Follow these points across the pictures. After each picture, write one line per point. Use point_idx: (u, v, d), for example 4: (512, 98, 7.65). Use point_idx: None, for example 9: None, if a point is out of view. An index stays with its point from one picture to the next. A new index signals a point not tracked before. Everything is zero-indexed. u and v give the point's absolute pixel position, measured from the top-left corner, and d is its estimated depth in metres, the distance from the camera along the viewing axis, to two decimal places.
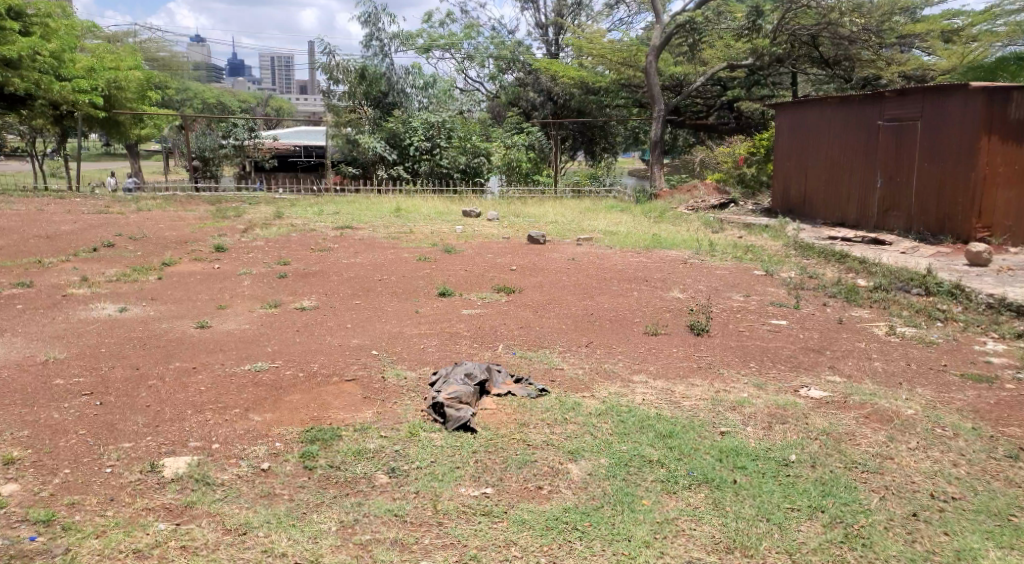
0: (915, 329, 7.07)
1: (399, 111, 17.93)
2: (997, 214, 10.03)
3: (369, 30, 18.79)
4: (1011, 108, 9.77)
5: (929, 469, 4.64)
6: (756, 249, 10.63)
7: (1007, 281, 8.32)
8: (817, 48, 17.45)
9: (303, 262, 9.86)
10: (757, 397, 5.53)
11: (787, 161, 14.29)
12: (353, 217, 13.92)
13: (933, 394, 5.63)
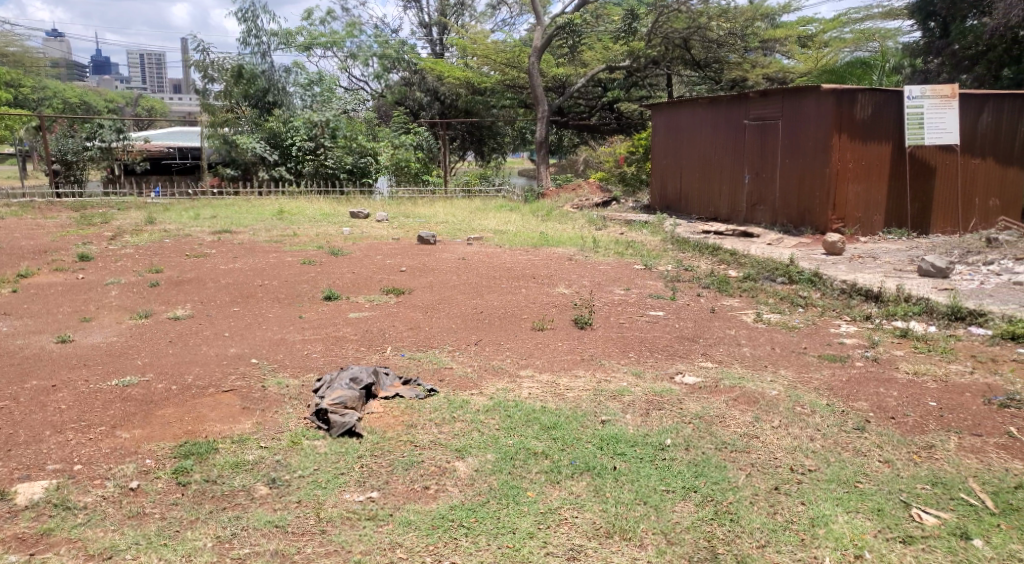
0: (780, 315, 7.56)
1: (280, 110, 17.43)
2: (849, 206, 10.75)
3: (247, 26, 18.14)
4: (857, 109, 10.49)
5: (789, 445, 4.93)
6: (636, 245, 11.01)
7: (859, 268, 9.00)
8: (690, 50, 17.91)
9: (178, 270, 9.46)
10: (636, 386, 5.77)
11: (663, 159, 14.83)
12: (232, 221, 13.46)
13: (795, 375, 6.03)
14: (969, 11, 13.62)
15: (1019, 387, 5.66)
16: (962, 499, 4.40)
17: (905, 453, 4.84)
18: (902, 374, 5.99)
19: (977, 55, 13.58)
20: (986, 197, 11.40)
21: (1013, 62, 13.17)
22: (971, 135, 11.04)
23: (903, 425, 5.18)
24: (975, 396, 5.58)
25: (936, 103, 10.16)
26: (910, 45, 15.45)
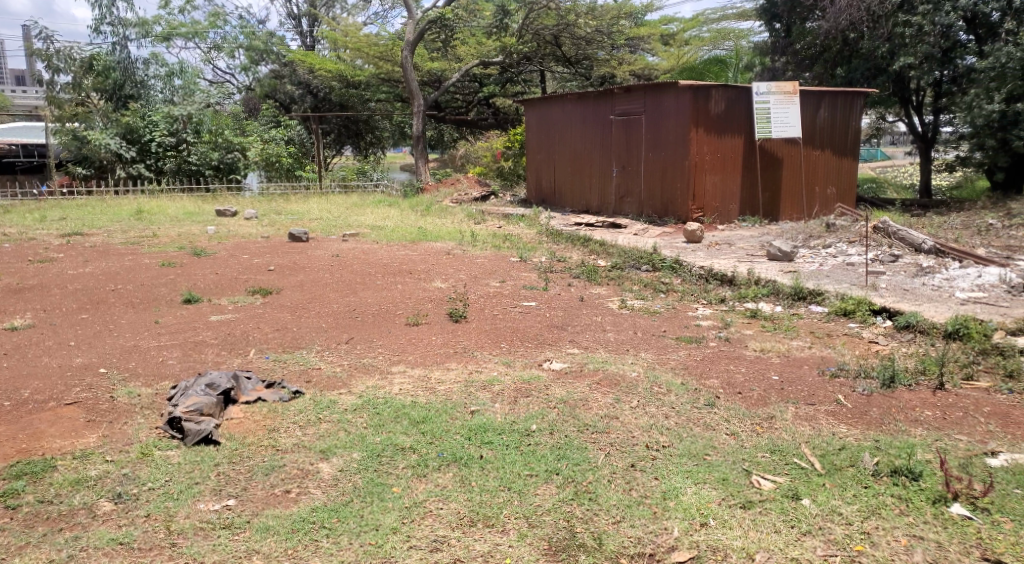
0: (643, 301, 7.10)
1: (136, 104, 16.17)
2: (708, 197, 10.92)
3: (100, 12, 16.80)
4: (712, 104, 10.68)
5: (645, 424, 4.39)
6: (513, 238, 10.64)
7: (717, 254, 8.92)
8: (560, 47, 17.87)
9: (19, 277, 8.61)
10: (505, 374, 5.10)
11: (536, 152, 14.68)
12: (84, 222, 12.48)
13: (653, 356, 5.47)
14: (808, 13, 14.20)
15: (849, 357, 5.31)
16: (795, 463, 4.00)
17: (748, 425, 4.38)
18: (749, 352, 5.51)
19: (816, 55, 14.40)
20: (826, 186, 11.95)
21: (844, 62, 13.82)
22: (810, 128, 11.50)
23: (747, 400, 4.69)
24: (812, 368, 5.15)
25: (780, 99, 10.65)
26: (761, 44, 16.01)
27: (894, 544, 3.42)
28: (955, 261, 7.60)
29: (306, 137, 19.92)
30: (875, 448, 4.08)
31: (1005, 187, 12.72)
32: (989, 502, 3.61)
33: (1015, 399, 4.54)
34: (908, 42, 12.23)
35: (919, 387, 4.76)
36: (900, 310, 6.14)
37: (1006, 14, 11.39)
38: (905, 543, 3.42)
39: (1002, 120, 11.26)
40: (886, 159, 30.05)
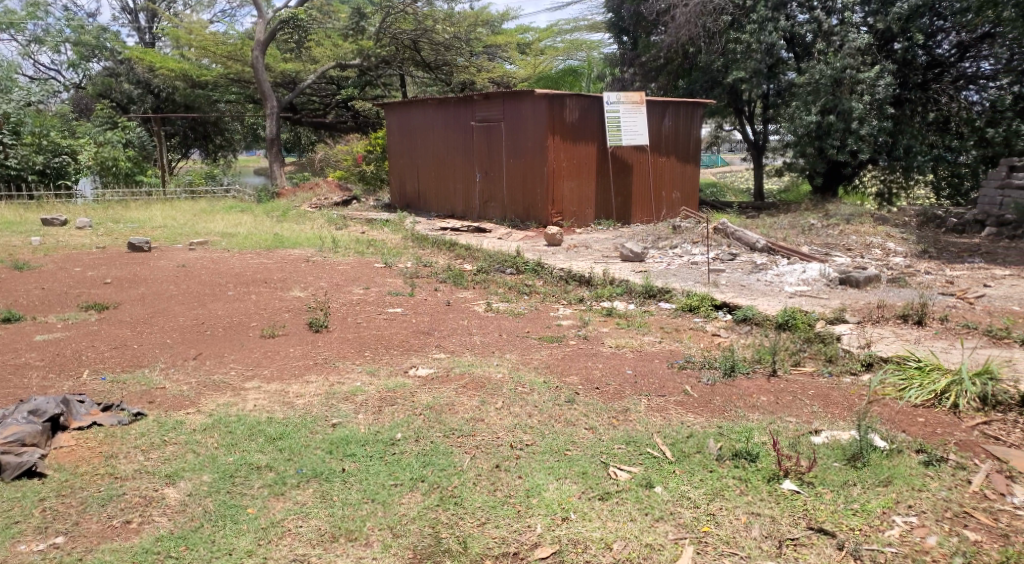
0: (508, 303, 7.26)
1: None
2: (566, 201, 11.26)
3: None
4: (566, 112, 11.01)
5: (510, 423, 4.41)
6: (376, 243, 10.54)
7: (576, 256, 9.19)
8: (419, 52, 17.69)
9: None
10: (369, 384, 5.05)
11: (397, 157, 14.60)
12: None
13: (518, 357, 5.57)
14: (652, 27, 14.85)
15: (695, 350, 5.65)
16: (648, 453, 4.05)
17: (606, 419, 4.45)
18: (606, 349, 5.75)
19: (661, 66, 14.94)
20: (672, 190, 12.64)
21: (686, 73, 14.71)
22: (657, 135, 12.11)
23: (605, 394, 4.81)
24: (663, 361, 5.39)
25: (629, 108, 11.16)
26: (611, 55, 16.63)
27: (736, 523, 3.49)
28: (786, 259, 8.24)
29: (146, 139, 18.40)
30: (719, 433, 4.18)
31: (823, 191, 13.96)
32: (814, 476, 3.72)
33: (836, 381, 4.92)
34: (739, 57, 13.15)
35: (757, 375, 5.03)
36: (739, 304, 6.60)
37: (818, 36, 12.47)
38: (744, 521, 3.49)
39: (819, 130, 12.32)
40: (725, 165, 32.01)
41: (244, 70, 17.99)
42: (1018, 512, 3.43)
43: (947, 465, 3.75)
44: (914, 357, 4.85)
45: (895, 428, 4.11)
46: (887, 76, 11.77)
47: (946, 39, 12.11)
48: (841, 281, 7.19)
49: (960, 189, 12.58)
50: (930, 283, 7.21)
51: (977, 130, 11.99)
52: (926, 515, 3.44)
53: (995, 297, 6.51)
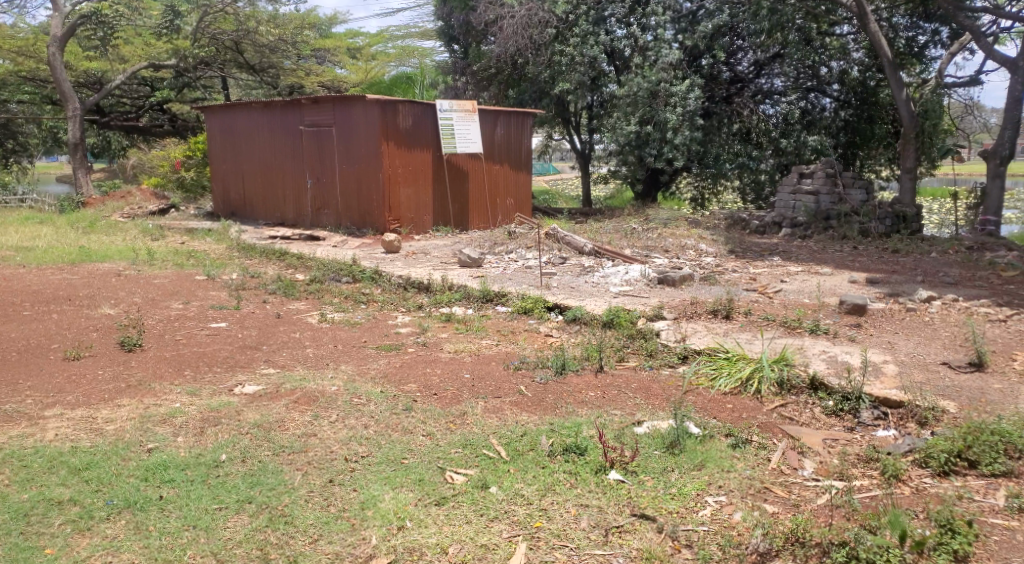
0: (343, 313, 7.13)
1: None
2: (403, 208, 11.17)
3: None
4: (399, 118, 10.93)
5: (344, 436, 4.34)
6: (198, 254, 10.00)
7: (413, 263, 9.15)
8: (242, 53, 17.02)
9: None
10: (190, 405, 4.78)
11: (221, 163, 13.93)
12: None
13: (354, 367, 5.49)
14: (482, 36, 15.06)
15: (530, 351, 5.80)
16: (483, 454, 4.12)
17: (443, 424, 4.48)
18: (444, 354, 5.79)
19: (492, 75, 15.16)
20: (506, 197, 12.88)
21: (515, 83, 15.02)
22: (490, 142, 12.31)
23: (442, 399, 4.85)
24: (499, 363, 5.49)
25: (462, 116, 11.31)
26: (441, 63, 16.72)
27: (567, 516, 3.60)
28: (611, 261, 8.64)
29: None
30: (550, 430, 4.32)
31: (644, 197, 14.73)
32: (637, 465, 3.91)
33: (656, 374, 5.23)
34: (563, 69, 13.64)
35: (586, 372, 5.25)
36: (570, 306, 6.83)
37: (634, 51, 13.28)
38: (573, 513, 3.61)
39: (637, 140, 12.96)
40: (556, 173, 33.09)
41: (38, 68, 16.44)
42: (807, 483, 3.74)
43: (751, 445, 4.08)
44: (722, 348, 5.24)
45: (707, 415, 4.42)
46: (696, 90, 12.59)
47: (745, 57, 13.57)
48: (659, 281, 7.64)
49: (760, 194, 13.48)
50: (736, 279, 7.83)
51: (773, 140, 13.15)
52: (734, 493, 3.68)
53: (790, 291, 7.17)
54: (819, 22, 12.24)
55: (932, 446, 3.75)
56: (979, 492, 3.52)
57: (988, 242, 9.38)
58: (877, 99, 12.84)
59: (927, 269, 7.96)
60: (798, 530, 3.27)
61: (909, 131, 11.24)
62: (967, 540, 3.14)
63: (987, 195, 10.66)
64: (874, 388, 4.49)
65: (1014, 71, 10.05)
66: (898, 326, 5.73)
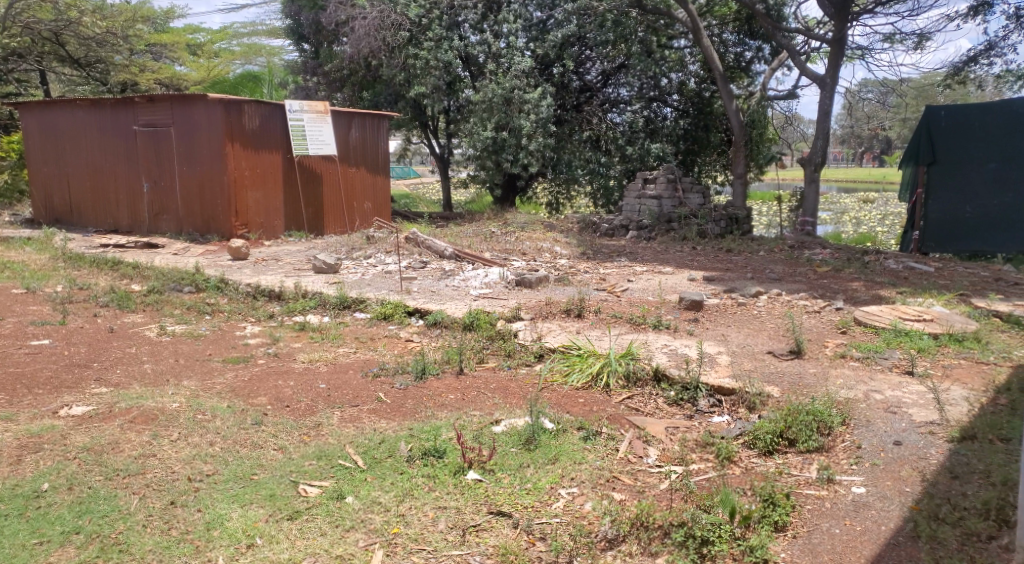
0: (185, 325, 6.81)
1: None
2: (251, 212, 10.79)
3: None
4: (245, 118, 10.56)
5: (188, 454, 4.16)
6: (15, 266, 9.22)
7: (263, 270, 8.86)
8: (64, 45, 15.61)
9: None
10: (4, 432, 4.41)
11: (44, 165, 12.89)
12: None
13: (198, 383, 5.26)
14: (334, 37, 14.78)
15: (388, 357, 5.76)
16: (339, 464, 4.06)
17: (296, 436, 4.39)
18: (298, 364, 5.66)
19: (345, 77, 14.89)
20: (364, 201, 12.72)
21: (368, 85, 14.85)
22: (344, 145, 12.11)
23: (296, 411, 4.74)
24: (357, 371, 5.43)
25: (313, 117, 11.13)
26: (290, 63, 16.27)
27: (424, 519, 3.61)
28: (470, 264, 8.73)
29: None
30: (409, 436, 4.31)
31: (502, 202, 14.94)
32: (494, 463, 3.99)
33: (514, 373, 5.35)
34: (418, 72, 13.43)
35: (446, 375, 5.28)
36: (430, 310, 6.84)
37: (488, 57, 13.46)
38: (431, 516, 3.63)
39: (494, 146, 13.12)
40: (416, 176, 32.95)
41: None
42: (650, 470, 3.95)
43: (601, 437, 4.26)
44: (575, 346, 5.44)
45: (561, 410, 4.58)
46: (548, 98, 12.94)
47: (594, 67, 13.97)
48: (517, 283, 7.79)
49: (610, 199, 13.93)
50: (587, 280, 8.13)
51: (620, 148, 13.81)
52: (585, 484, 3.82)
53: (636, 290, 7.51)
54: (658, 34, 13.10)
55: (759, 428, 4.07)
56: (797, 467, 3.84)
57: (807, 241, 10.22)
58: (711, 109, 13.78)
59: (755, 266, 8.57)
60: (642, 515, 3.45)
61: (739, 139, 12.07)
62: (785, 512, 3.44)
63: (804, 198, 11.60)
64: (711, 377, 4.80)
65: (823, 87, 11.00)
66: (731, 319, 6.15)
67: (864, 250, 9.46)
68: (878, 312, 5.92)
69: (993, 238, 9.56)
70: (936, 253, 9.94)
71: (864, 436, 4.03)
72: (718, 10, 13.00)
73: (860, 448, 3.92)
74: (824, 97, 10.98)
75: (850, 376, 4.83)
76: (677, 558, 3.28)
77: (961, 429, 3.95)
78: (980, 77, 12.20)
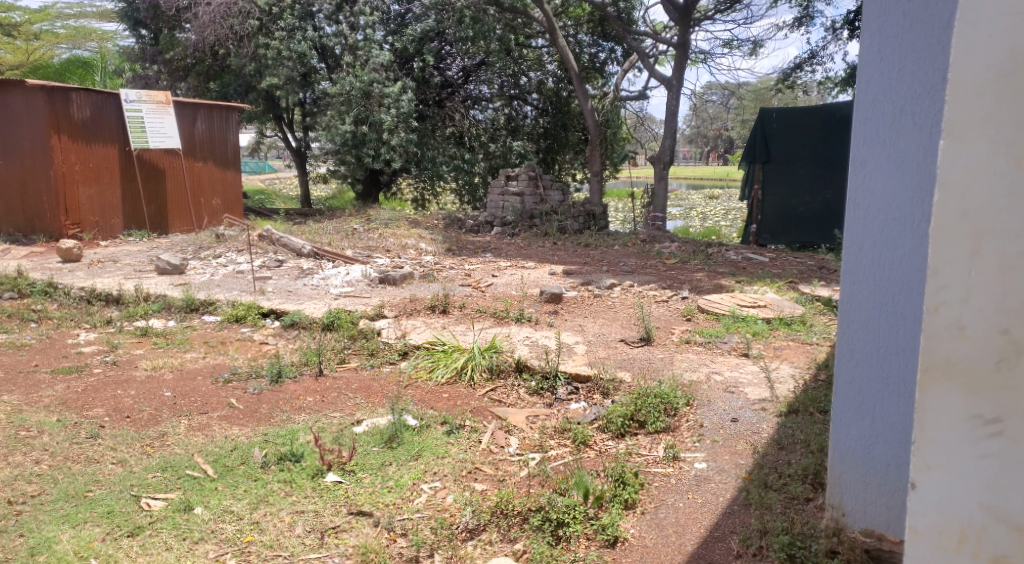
0: (7, 335, 6.27)
1: None
2: (83, 210, 10.08)
3: None
4: (72, 108, 9.84)
5: (8, 476, 3.83)
6: None
7: (99, 273, 8.29)
8: None
9: None
10: None
11: None
12: None
13: (22, 397, 4.86)
14: (176, 23, 14.00)
15: (241, 361, 5.55)
16: (187, 475, 3.86)
17: (137, 448, 4.15)
18: (140, 372, 5.34)
19: (189, 65, 14.21)
20: (212, 198, 12.12)
21: (216, 76, 14.21)
22: (189, 139, 11.53)
23: (137, 422, 4.48)
24: (207, 377, 5.19)
25: (153, 109, 10.57)
26: (125, 49, 15.21)
27: (280, 525, 3.47)
28: (330, 262, 8.54)
29: None
30: (263, 441, 4.18)
31: (364, 198, 14.63)
32: (354, 464, 3.93)
33: (377, 372, 5.27)
34: (269, 63, 12.94)
35: (304, 378, 5.15)
36: (286, 310, 6.64)
37: (345, 50, 13.11)
38: (288, 521, 3.49)
39: (354, 140, 12.85)
40: (272, 171, 31.94)
41: None
42: (511, 458, 4.01)
43: (464, 430, 4.29)
44: (439, 342, 5.45)
45: (424, 406, 4.58)
46: (408, 93, 12.87)
47: (454, 63, 13.93)
48: (380, 281, 7.70)
49: (475, 195, 14.01)
50: (451, 276, 8.14)
51: (483, 145, 13.94)
52: (447, 477, 3.82)
53: (499, 284, 7.61)
54: (516, 34, 13.55)
55: (612, 412, 4.22)
56: (647, 447, 4.02)
57: (658, 235, 10.69)
58: (569, 109, 14.20)
59: (611, 260, 8.88)
60: (501, 503, 3.48)
61: (595, 138, 12.46)
62: (635, 490, 3.57)
63: (654, 195, 12.14)
64: (569, 366, 4.94)
65: (670, 89, 11.52)
66: (587, 311, 6.35)
67: (709, 243, 10.00)
68: (719, 300, 6.31)
69: (819, 230, 10.32)
70: (772, 244, 10.63)
71: (705, 415, 4.28)
72: (572, 11, 13.40)
73: (703, 426, 4.15)
74: (670, 98, 11.51)
75: (694, 359, 5.11)
76: (534, 541, 3.30)
77: (789, 404, 4.26)
78: (806, 83, 13.19)
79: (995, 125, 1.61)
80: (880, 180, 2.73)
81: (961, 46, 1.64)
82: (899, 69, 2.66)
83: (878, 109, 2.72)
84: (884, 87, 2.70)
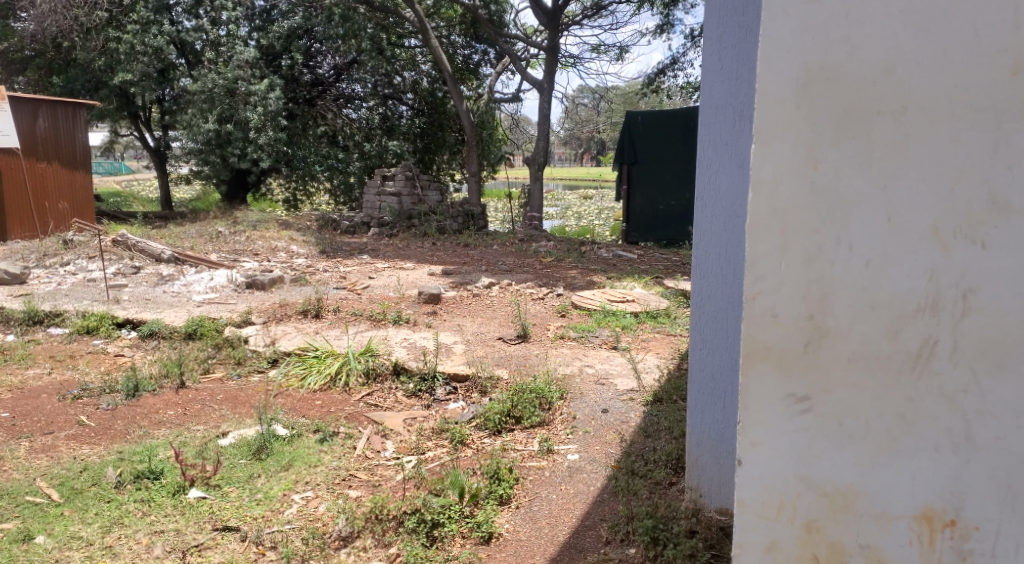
0: None
1: None
2: None
3: None
4: None
5: None
6: None
7: None
8: None
9: None
10: None
11: None
12: None
13: None
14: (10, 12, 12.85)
15: (92, 376, 5.19)
16: (27, 502, 3.56)
17: None
18: None
19: (28, 59, 13.14)
20: (58, 201, 11.21)
21: (60, 70, 13.19)
22: (28, 136, 10.69)
23: None
24: (52, 395, 4.82)
25: None
26: None
27: (136, 548, 3.25)
28: (193, 268, 8.14)
29: None
30: (118, 460, 3.92)
31: (230, 198, 14.07)
32: (220, 478, 3.75)
33: (245, 382, 5.06)
34: (122, 58, 12.26)
35: (163, 391, 4.88)
36: (143, 320, 6.28)
37: (206, 46, 12.57)
38: (145, 543, 3.27)
39: (218, 139, 12.32)
40: (133, 173, 30.30)
41: None
42: (387, 463, 3.94)
43: (338, 437, 4.19)
44: (312, 347, 5.30)
45: (296, 414, 4.44)
46: (275, 90, 12.47)
47: (324, 61, 13.61)
48: (248, 285, 7.41)
49: (350, 195, 13.64)
50: (325, 279, 7.94)
51: (357, 144, 13.64)
52: (321, 486, 3.71)
53: (376, 286, 7.50)
54: (388, 33, 13.43)
55: (488, 410, 4.23)
56: (521, 442, 4.04)
57: (534, 234, 10.83)
58: (444, 110, 14.26)
59: (489, 259, 8.93)
60: (376, 508, 3.39)
61: (470, 139, 12.46)
62: (509, 486, 3.59)
63: (529, 195, 12.29)
64: (446, 366, 4.92)
65: (541, 91, 11.70)
66: (465, 310, 6.35)
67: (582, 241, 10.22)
68: (590, 296, 6.47)
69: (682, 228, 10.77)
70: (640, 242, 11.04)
71: (578, 408, 4.35)
72: (444, 13, 13.40)
73: (575, 419, 4.22)
74: (543, 101, 11.68)
75: (568, 354, 5.19)
76: (409, 544, 3.24)
77: (656, 393, 4.40)
78: (670, 89, 13.67)
79: (796, 133, 1.84)
80: (723, 178, 2.85)
81: (766, 65, 1.85)
82: (737, 77, 2.77)
83: (720, 113, 2.85)
84: (725, 92, 2.82)
